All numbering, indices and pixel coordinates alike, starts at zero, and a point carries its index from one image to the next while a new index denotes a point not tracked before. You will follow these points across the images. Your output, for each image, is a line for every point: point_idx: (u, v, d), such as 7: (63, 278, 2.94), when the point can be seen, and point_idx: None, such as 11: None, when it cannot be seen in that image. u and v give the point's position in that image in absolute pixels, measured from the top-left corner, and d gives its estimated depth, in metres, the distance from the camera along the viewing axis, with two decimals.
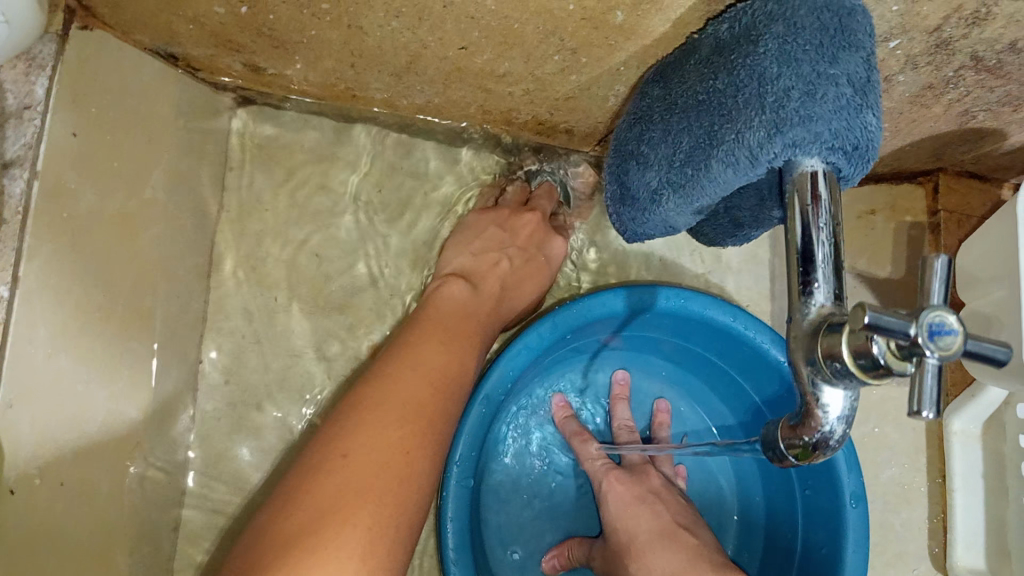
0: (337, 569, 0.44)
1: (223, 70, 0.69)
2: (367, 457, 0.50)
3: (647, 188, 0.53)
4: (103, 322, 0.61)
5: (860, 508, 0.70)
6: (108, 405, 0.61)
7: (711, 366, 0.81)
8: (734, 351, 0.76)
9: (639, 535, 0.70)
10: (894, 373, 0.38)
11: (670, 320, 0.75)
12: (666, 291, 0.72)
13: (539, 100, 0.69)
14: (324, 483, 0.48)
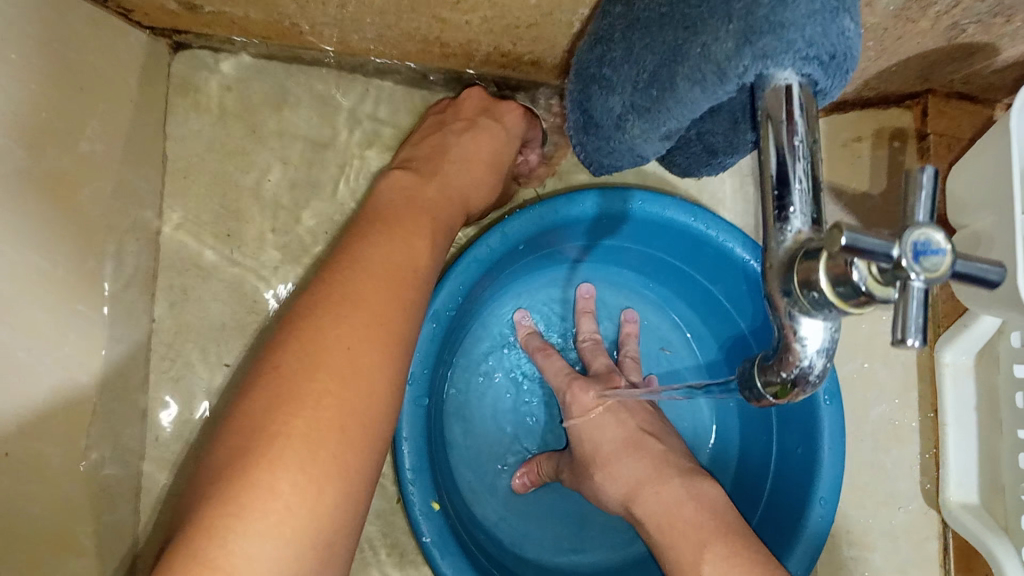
0: (270, 482, 0.43)
1: (158, 9, 0.64)
2: (294, 370, 0.47)
3: (612, 114, 0.49)
4: (42, 286, 0.57)
5: (835, 403, 0.68)
6: (55, 373, 0.58)
7: (676, 272, 0.78)
8: (699, 253, 0.74)
9: (603, 445, 0.68)
10: (876, 299, 0.35)
11: (631, 224, 0.72)
12: (625, 193, 0.69)
13: (499, 29, 0.64)
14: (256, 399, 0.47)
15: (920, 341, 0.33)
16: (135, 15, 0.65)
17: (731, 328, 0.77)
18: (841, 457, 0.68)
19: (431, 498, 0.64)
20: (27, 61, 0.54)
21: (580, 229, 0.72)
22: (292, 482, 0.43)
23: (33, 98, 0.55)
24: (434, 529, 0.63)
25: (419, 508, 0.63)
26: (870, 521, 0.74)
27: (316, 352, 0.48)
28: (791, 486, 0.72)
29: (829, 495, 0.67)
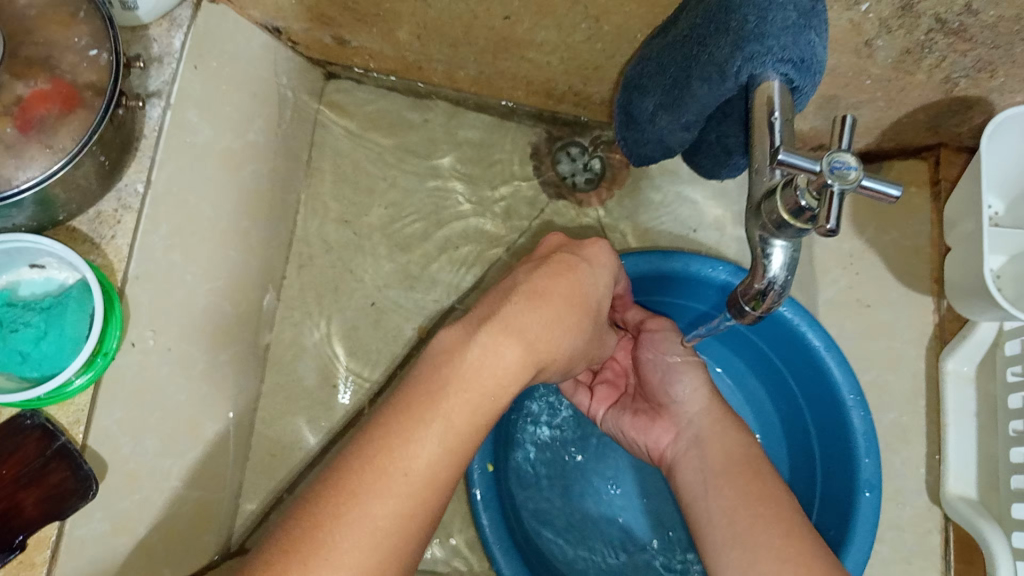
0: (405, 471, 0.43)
1: (317, 43, 0.85)
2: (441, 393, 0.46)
3: (646, 112, 0.65)
4: (209, 230, 0.76)
5: (874, 496, 0.74)
6: (207, 298, 0.76)
7: (757, 349, 0.87)
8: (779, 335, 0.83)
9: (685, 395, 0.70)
10: (815, 214, 0.48)
11: (678, 282, 0.82)
12: (674, 253, 0.79)
13: (572, 69, 0.82)
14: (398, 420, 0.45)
15: (832, 223, 0.45)
16: (300, 47, 0.87)
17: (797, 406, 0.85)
18: (870, 544, 0.73)
19: (486, 462, 0.79)
20: (221, 67, 0.75)
21: (674, 284, 0.83)
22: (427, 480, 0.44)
23: (221, 93, 0.76)
24: (484, 487, 0.78)
25: (478, 472, 0.78)
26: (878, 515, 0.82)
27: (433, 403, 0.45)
28: (833, 500, 0.79)
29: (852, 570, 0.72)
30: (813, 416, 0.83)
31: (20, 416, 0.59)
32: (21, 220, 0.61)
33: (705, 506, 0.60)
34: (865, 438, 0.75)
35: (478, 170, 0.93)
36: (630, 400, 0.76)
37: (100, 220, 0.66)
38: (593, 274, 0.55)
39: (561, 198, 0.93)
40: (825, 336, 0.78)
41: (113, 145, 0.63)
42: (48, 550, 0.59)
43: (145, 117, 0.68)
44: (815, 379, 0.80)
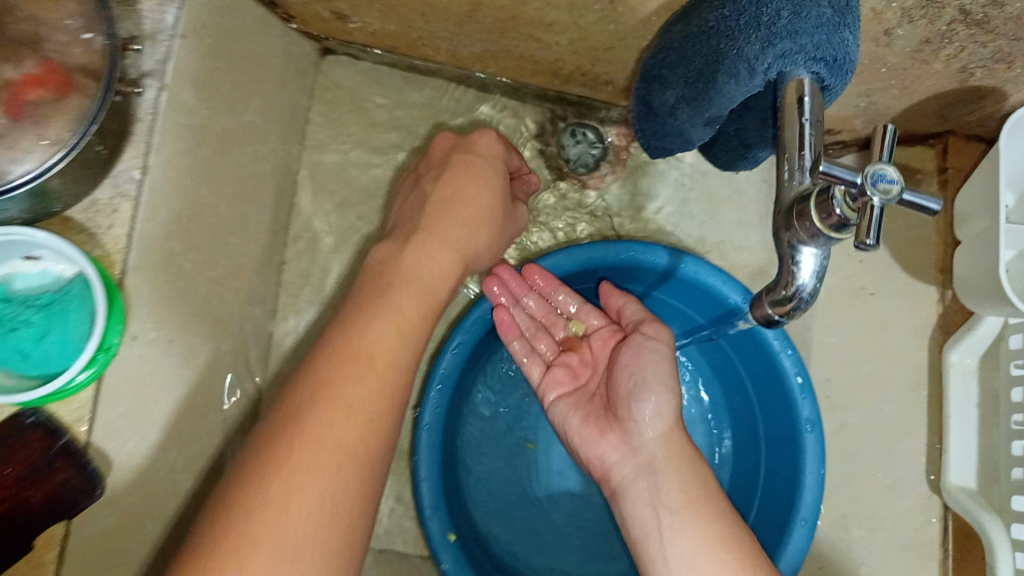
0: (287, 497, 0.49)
1: (315, 18, 0.81)
2: (326, 401, 0.54)
3: (667, 104, 0.63)
4: (208, 217, 0.73)
5: (816, 433, 0.71)
6: (208, 286, 0.74)
7: (682, 316, 0.83)
8: (695, 297, 0.78)
9: (622, 386, 0.68)
10: (848, 225, 0.47)
11: (603, 270, 0.79)
12: (598, 244, 0.76)
13: (582, 49, 0.79)
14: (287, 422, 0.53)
15: (874, 239, 0.44)
16: (296, 21, 0.83)
17: (727, 364, 0.82)
18: (820, 485, 0.69)
19: (449, 530, 0.72)
20: (217, 44, 0.71)
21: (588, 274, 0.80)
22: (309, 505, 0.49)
23: (218, 72, 0.72)
24: (450, 557, 0.71)
25: (437, 537, 0.72)
26: (878, 504, 0.83)
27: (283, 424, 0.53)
28: (775, 499, 0.74)
29: (810, 514, 0.69)
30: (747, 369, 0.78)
31: (27, 415, 0.61)
32: (16, 211, 0.58)
33: (660, 545, 0.59)
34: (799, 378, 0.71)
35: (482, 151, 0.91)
36: (586, 398, 0.73)
37: (95, 209, 0.64)
38: (486, 162, 0.72)
39: (563, 181, 0.92)
40: (742, 291, 0.73)
41: (111, 134, 0.61)
42: (56, 549, 0.60)
43: (139, 100, 0.65)
44: (767, 380, 0.75)
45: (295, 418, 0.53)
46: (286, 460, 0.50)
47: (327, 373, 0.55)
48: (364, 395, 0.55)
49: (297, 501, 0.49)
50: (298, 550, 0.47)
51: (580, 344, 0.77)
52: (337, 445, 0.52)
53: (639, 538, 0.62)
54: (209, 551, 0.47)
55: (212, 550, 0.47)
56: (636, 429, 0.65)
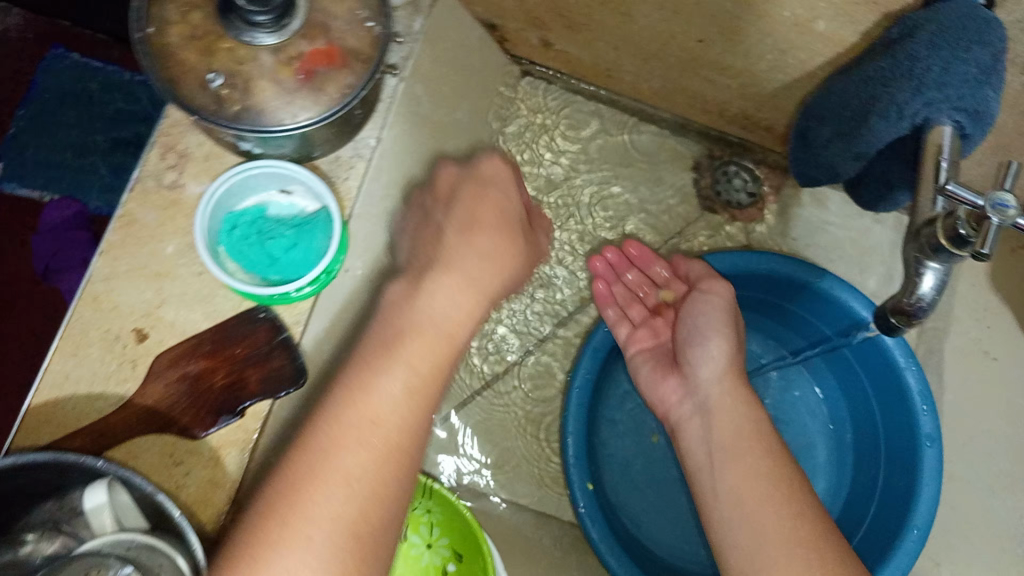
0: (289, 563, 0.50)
1: (523, 43, 0.97)
2: (350, 452, 0.54)
3: (821, 139, 0.73)
4: (415, 188, 0.89)
5: (935, 447, 0.79)
6: (404, 244, 0.89)
7: (817, 334, 0.93)
8: (832, 315, 0.88)
9: (684, 335, 0.82)
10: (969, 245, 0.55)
11: (754, 279, 0.90)
12: (752, 254, 0.87)
13: (749, 94, 0.90)
14: (307, 471, 0.53)
15: (989, 253, 0.53)
16: (506, 44, 0.99)
17: (857, 383, 0.91)
18: (936, 494, 0.77)
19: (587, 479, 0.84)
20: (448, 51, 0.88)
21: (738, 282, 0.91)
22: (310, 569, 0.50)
23: (444, 73, 0.88)
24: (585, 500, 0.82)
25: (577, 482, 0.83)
26: (976, 555, 0.87)
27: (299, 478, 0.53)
28: (889, 505, 0.82)
29: (924, 522, 0.77)
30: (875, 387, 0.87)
31: (258, 311, 0.74)
32: (288, 151, 0.76)
33: (713, 486, 0.69)
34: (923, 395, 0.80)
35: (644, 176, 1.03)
36: (662, 351, 0.86)
37: (338, 163, 0.79)
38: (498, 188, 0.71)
39: (712, 213, 1.02)
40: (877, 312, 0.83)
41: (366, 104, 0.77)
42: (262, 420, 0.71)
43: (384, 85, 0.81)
44: (890, 396, 0.85)
45: (338, 428, 0.55)
46: (325, 478, 0.52)
47: (383, 362, 0.58)
48: (398, 393, 0.57)
49: (331, 509, 0.52)
50: (326, 554, 0.50)
51: (667, 308, 0.90)
52: (375, 450, 0.54)
53: (697, 471, 0.73)
54: (243, 554, 0.50)
55: (250, 549, 0.50)
56: (693, 372, 0.79)
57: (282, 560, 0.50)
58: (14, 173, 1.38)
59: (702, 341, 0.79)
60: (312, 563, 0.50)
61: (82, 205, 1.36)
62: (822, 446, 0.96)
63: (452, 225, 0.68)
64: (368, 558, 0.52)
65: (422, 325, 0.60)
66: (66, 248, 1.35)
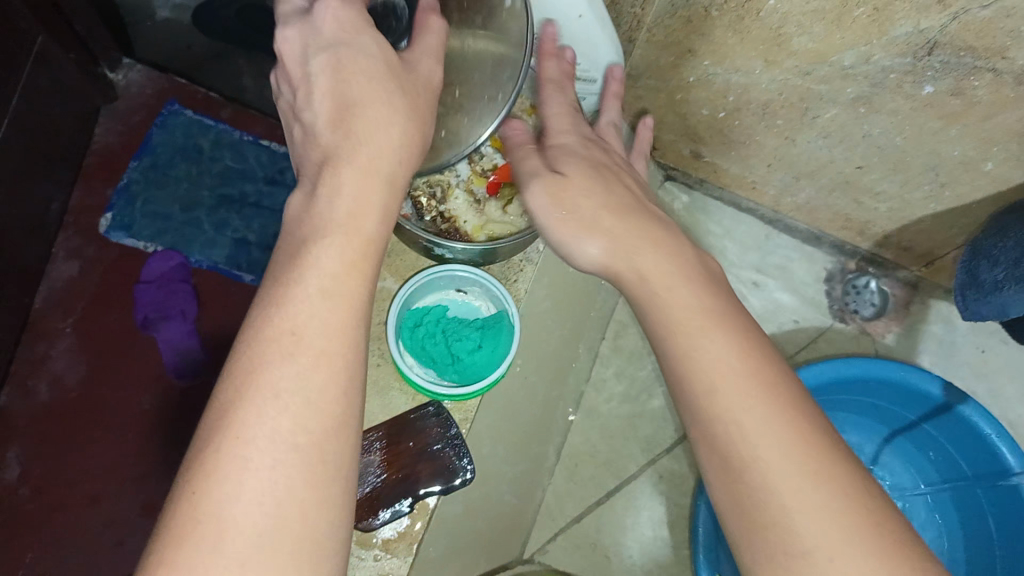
0: (247, 479, 0.37)
1: (674, 152, 1.02)
2: (315, 348, 0.40)
3: (994, 279, 0.76)
4: (573, 291, 0.93)
5: None
6: (559, 344, 0.93)
7: (942, 452, 0.97)
8: (964, 436, 0.92)
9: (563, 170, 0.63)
10: None
11: (891, 389, 0.95)
12: (893, 363, 0.92)
13: (897, 218, 0.94)
14: (240, 388, 0.39)
15: None
16: (656, 152, 1.04)
17: (975, 505, 0.95)
18: None
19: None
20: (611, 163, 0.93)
21: (872, 387, 0.96)
22: (286, 489, 0.37)
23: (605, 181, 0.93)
24: None
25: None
26: None
27: (236, 398, 0.38)
28: None
29: None
30: (997, 512, 0.91)
31: (428, 408, 0.77)
32: (461, 254, 0.76)
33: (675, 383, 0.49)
34: None
35: (778, 284, 1.07)
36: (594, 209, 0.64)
37: (509, 266, 0.84)
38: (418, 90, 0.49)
39: (841, 323, 1.05)
40: (1013, 441, 0.88)
41: None
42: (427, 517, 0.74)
43: None
44: (1009, 505, 0.89)
45: (255, 345, 0.40)
46: (254, 395, 0.38)
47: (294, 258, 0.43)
48: (356, 180, 0.45)
49: (271, 424, 0.38)
50: (276, 480, 0.37)
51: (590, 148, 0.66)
52: (322, 371, 0.40)
53: None
54: (185, 486, 0.37)
55: (189, 479, 0.37)
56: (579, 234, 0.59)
57: (227, 488, 0.36)
58: (122, 223, 1.38)
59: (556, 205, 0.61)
60: (262, 492, 0.37)
61: (184, 257, 1.37)
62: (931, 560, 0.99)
63: (330, 89, 0.46)
64: (321, 485, 0.38)
65: (349, 177, 0.44)
66: (168, 299, 1.35)
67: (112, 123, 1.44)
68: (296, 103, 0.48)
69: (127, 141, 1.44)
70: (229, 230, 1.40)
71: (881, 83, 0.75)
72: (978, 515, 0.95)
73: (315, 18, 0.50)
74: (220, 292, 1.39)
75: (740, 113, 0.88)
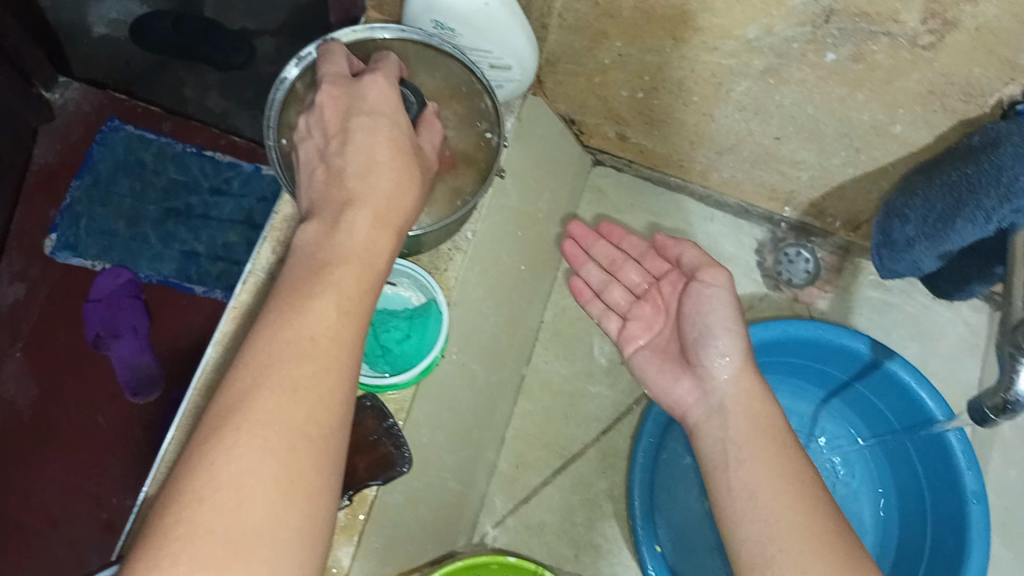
0: (235, 488, 0.44)
1: (601, 135, 1.03)
2: (303, 374, 0.48)
3: (905, 237, 0.78)
4: (507, 276, 0.94)
5: (981, 506, 0.86)
6: (496, 330, 0.93)
7: (868, 403, 1.01)
8: (884, 386, 0.96)
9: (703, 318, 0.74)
10: None
11: (813, 348, 0.97)
12: (810, 322, 0.95)
13: (819, 186, 0.96)
14: (236, 411, 0.46)
15: None
16: (584, 137, 1.04)
17: (902, 452, 0.98)
18: (985, 555, 0.85)
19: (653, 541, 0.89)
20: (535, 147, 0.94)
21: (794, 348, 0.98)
22: (274, 495, 0.44)
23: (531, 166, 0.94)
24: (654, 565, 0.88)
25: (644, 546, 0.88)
26: None
27: (230, 419, 0.46)
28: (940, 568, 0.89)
29: None
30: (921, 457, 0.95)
31: (364, 400, 0.77)
32: None
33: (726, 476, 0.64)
34: (968, 461, 0.88)
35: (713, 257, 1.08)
36: (662, 345, 0.79)
37: (438, 255, 0.85)
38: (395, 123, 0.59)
39: (774, 292, 1.08)
40: (929, 386, 0.91)
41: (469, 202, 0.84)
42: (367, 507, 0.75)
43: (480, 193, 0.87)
44: (936, 459, 0.92)
45: (249, 373, 0.48)
46: (246, 416, 0.46)
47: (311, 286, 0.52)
48: (368, 228, 0.55)
49: (281, 415, 0.46)
50: (282, 455, 0.45)
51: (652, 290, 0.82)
52: (308, 396, 0.47)
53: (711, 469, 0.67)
54: (199, 463, 0.44)
55: (203, 455, 0.45)
56: (710, 374, 0.72)
57: (213, 501, 0.43)
58: (66, 242, 1.35)
59: (706, 341, 0.73)
60: (268, 464, 0.45)
61: (133, 274, 1.33)
62: (866, 508, 1.03)
63: (345, 134, 0.58)
64: (299, 493, 0.45)
65: (364, 225, 0.55)
66: (117, 317, 1.31)
67: (51, 141, 1.41)
68: (325, 149, 0.60)
69: (67, 159, 1.40)
70: (175, 242, 1.35)
71: (787, 54, 0.77)
72: (904, 460, 0.98)
73: (331, 86, 0.61)
74: (171, 305, 1.36)
75: (659, 93, 0.90)
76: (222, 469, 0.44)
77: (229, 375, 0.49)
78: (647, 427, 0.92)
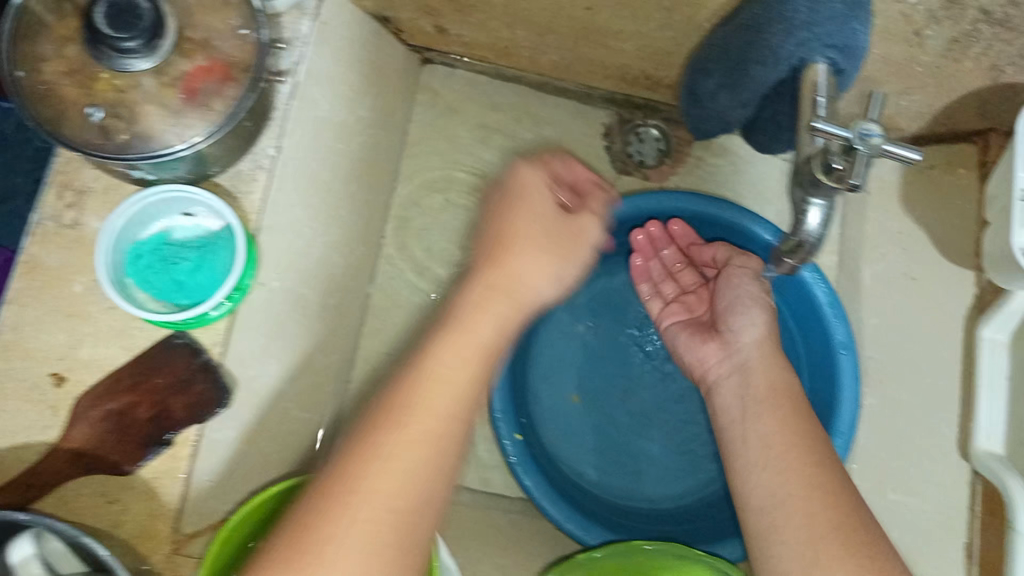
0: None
1: (419, 30, 0.96)
2: (372, 518, 0.48)
3: (709, 91, 0.74)
4: (328, 193, 0.88)
5: (850, 353, 0.84)
6: (325, 249, 0.88)
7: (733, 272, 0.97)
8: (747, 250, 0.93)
9: (746, 296, 0.82)
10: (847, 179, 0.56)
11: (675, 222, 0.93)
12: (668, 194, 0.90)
13: (647, 55, 0.90)
14: (324, 530, 0.47)
15: (859, 181, 0.54)
16: (403, 35, 0.97)
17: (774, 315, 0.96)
18: (857, 399, 0.83)
19: (517, 432, 0.85)
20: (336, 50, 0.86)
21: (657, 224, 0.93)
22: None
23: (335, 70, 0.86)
24: (517, 453, 0.84)
25: (507, 439, 0.85)
26: (915, 468, 0.91)
27: (306, 546, 0.46)
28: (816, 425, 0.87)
29: (847, 427, 0.82)
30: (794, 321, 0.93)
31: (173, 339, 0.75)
32: (181, 173, 0.75)
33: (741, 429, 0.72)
34: (836, 311, 0.85)
35: (564, 145, 1.02)
36: (698, 322, 0.87)
37: (239, 177, 0.79)
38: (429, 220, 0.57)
39: (626, 175, 1.03)
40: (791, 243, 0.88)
41: (255, 115, 0.78)
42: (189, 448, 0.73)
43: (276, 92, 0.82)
44: (807, 315, 0.89)
45: (323, 515, 0.48)
46: (311, 540, 0.46)
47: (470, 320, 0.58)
48: None
49: (381, 498, 0.49)
50: (365, 565, 0.46)
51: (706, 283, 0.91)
52: (387, 534, 0.48)
53: (728, 423, 0.75)
54: None
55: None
56: (734, 337, 0.80)
57: None
58: None
59: (743, 309, 0.81)
60: (357, 561, 0.46)
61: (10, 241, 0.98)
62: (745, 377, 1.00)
63: None
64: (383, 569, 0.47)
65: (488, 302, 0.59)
66: None
67: None
68: None
69: None
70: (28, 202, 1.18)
71: None
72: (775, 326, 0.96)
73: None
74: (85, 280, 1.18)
75: None
76: (352, 509, 0.48)
77: (305, 509, 0.49)
78: (507, 326, 0.87)
